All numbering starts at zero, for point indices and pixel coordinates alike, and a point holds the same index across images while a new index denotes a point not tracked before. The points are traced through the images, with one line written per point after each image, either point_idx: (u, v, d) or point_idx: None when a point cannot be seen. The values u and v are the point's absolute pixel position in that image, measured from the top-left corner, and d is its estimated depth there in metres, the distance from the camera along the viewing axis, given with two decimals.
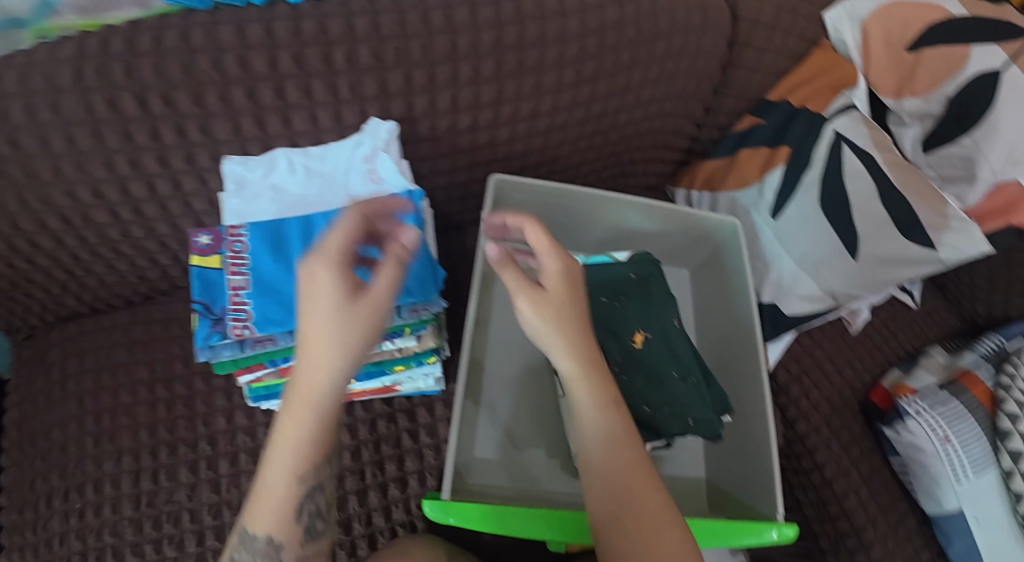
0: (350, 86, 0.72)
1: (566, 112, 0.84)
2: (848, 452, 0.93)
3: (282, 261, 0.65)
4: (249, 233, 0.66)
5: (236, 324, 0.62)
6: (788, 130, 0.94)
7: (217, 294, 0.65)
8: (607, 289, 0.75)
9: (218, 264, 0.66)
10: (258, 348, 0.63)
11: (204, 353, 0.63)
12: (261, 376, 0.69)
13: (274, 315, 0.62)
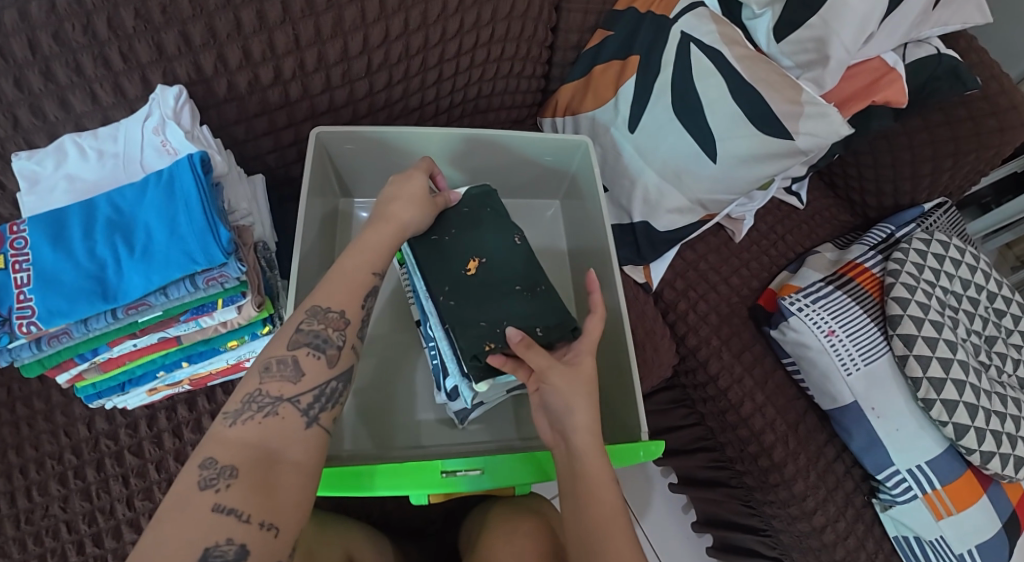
0: (122, 54, 0.65)
1: (383, 49, 0.78)
2: (740, 359, 0.91)
3: (64, 249, 0.58)
4: (30, 227, 0.59)
5: (21, 322, 0.55)
6: (635, 38, 0.90)
7: (4, 294, 0.56)
8: (437, 226, 0.72)
9: (2, 265, 0.57)
10: (56, 344, 0.58)
11: (2, 357, 0.58)
12: (80, 373, 0.64)
13: (61, 307, 0.56)
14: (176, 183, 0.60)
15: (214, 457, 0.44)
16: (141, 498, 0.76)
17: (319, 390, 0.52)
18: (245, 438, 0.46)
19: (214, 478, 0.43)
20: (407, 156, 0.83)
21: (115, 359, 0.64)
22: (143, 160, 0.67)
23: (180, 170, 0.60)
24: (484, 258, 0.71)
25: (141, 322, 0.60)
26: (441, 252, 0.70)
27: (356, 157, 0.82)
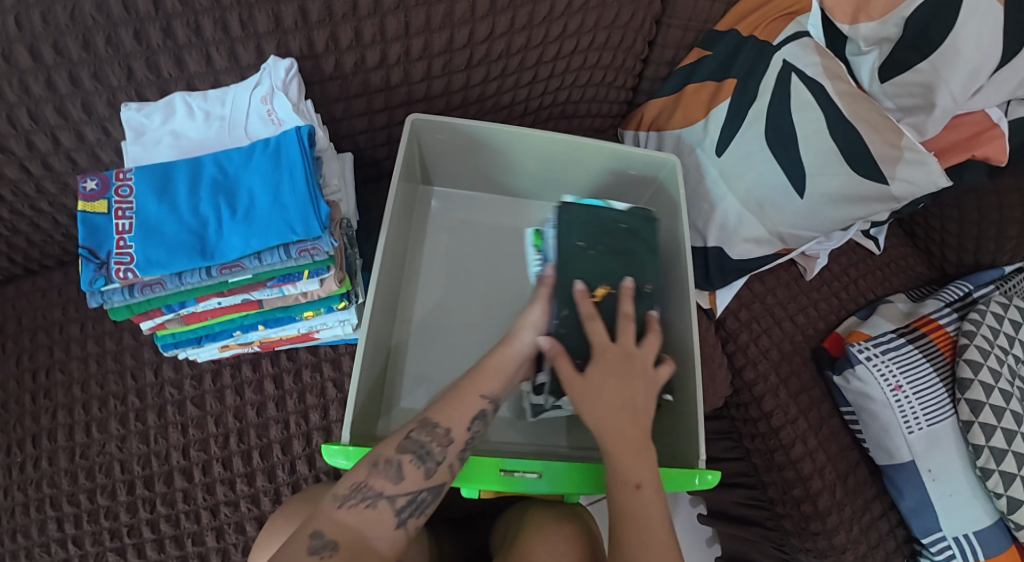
0: (241, 22, 0.67)
1: (485, 46, 0.78)
2: (796, 400, 0.89)
3: (168, 202, 0.60)
4: (137, 176, 0.61)
5: (119, 267, 0.57)
6: (734, 61, 0.88)
7: (104, 238, 0.58)
8: (586, 233, 0.73)
9: (105, 210, 0.60)
10: (148, 293, 0.59)
11: (95, 298, 0.59)
12: (163, 323, 0.65)
13: (158, 257, 0.57)
14: (281, 152, 0.62)
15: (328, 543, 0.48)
16: (196, 449, 0.77)
17: (414, 496, 0.54)
18: (347, 522, 0.50)
19: (319, 547, 0.47)
20: (499, 155, 0.84)
21: (198, 314, 0.65)
22: (247, 127, 0.69)
23: (287, 140, 0.62)
24: (612, 289, 0.70)
25: (231, 282, 0.61)
26: (576, 256, 0.71)
27: (446, 148, 0.83)
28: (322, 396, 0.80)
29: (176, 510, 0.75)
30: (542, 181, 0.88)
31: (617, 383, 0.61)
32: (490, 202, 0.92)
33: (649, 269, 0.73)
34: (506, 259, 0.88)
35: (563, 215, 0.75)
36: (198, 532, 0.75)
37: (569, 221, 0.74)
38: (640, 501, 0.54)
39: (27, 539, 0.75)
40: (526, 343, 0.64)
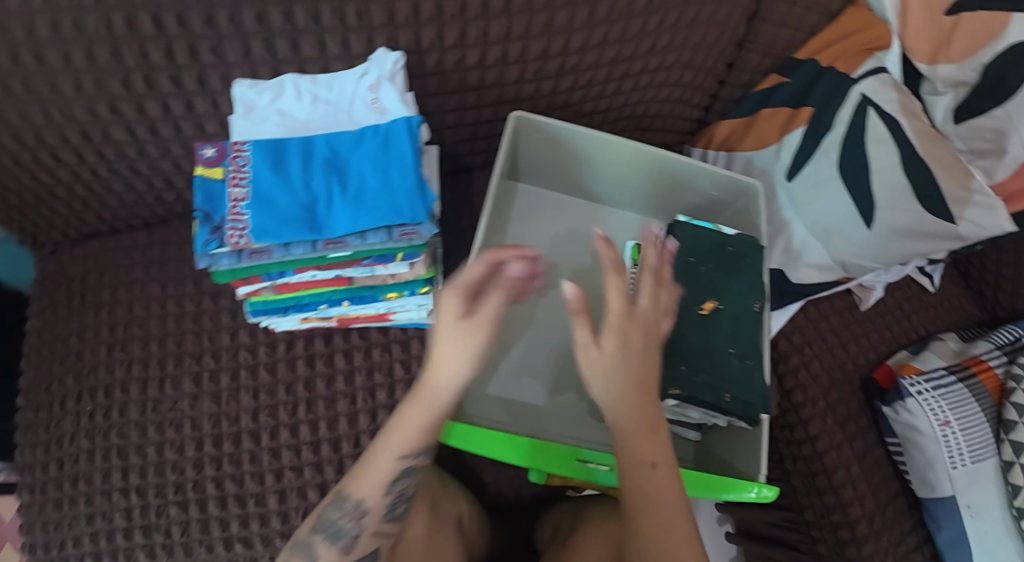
0: (358, 13, 0.70)
1: (578, 55, 0.82)
2: (842, 427, 0.90)
3: (283, 175, 0.63)
4: (252, 148, 0.64)
5: (234, 232, 0.60)
6: (811, 90, 0.90)
7: (219, 204, 0.62)
8: (697, 251, 0.74)
9: (221, 176, 0.64)
10: (255, 260, 0.62)
11: (203, 260, 0.61)
12: (259, 290, 0.68)
13: (270, 226, 0.60)
14: (390, 140, 0.65)
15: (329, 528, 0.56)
16: (266, 414, 0.80)
17: (389, 482, 0.56)
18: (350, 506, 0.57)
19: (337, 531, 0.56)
20: (588, 162, 0.86)
21: (291, 285, 0.68)
22: (353, 114, 0.72)
23: (397, 129, 0.65)
24: (722, 305, 0.72)
25: (331, 257, 0.64)
26: (686, 272, 0.73)
27: (536, 148, 0.85)
28: (390, 375, 0.83)
29: (241, 470, 0.78)
30: (625, 191, 0.90)
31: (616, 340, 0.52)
32: (571, 204, 0.94)
33: (761, 290, 0.74)
34: (582, 260, 0.90)
35: (675, 232, 0.76)
36: (260, 494, 0.78)
37: (685, 241, 0.75)
38: (655, 483, 0.49)
39: (91, 484, 0.80)
40: (492, 307, 0.52)
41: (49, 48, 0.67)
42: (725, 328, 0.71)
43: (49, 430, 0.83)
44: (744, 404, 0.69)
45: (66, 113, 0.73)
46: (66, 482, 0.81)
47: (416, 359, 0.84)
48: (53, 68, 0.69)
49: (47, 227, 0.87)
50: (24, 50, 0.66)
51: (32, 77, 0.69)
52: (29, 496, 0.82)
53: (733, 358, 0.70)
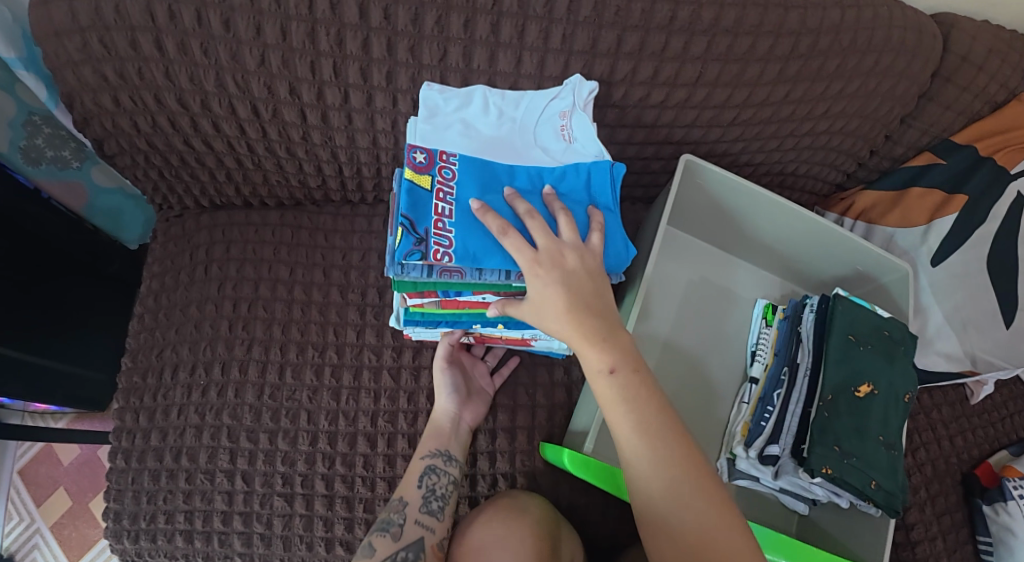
0: (563, 36, 0.69)
1: (755, 109, 0.81)
2: (940, 520, 0.89)
3: (489, 199, 0.63)
4: (460, 163, 0.64)
5: (439, 249, 0.59)
6: (968, 178, 0.88)
7: (422, 214, 0.61)
8: (857, 330, 0.74)
9: (426, 185, 0.62)
10: (445, 277, 0.61)
11: (394, 267, 0.60)
12: (425, 302, 0.67)
13: (475, 250, 0.60)
14: (592, 183, 0.67)
15: (405, 499, 0.69)
16: (385, 419, 0.79)
17: (447, 453, 0.74)
18: (418, 477, 0.72)
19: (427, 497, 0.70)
20: (742, 217, 0.85)
21: (456, 302, 0.67)
22: (538, 136, 0.71)
23: (600, 173, 0.67)
24: (876, 389, 0.72)
25: (514, 286, 0.64)
26: (848, 351, 0.73)
27: (697, 191, 0.83)
28: (512, 399, 0.82)
29: (353, 472, 0.77)
30: (771, 250, 0.89)
31: (610, 334, 0.59)
32: (708, 251, 0.93)
33: (911, 381, 0.74)
34: (711, 314, 0.89)
35: (837, 306, 0.75)
36: (370, 499, 0.77)
37: (847, 317, 0.75)
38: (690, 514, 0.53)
39: (193, 462, 0.78)
40: (579, 277, 0.59)
41: (240, 16, 0.65)
42: (878, 413, 0.71)
43: (155, 398, 0.81)
44: (887, 494, 0.69)
45: (241, 82, 0.71)
46: (167, 455, 0.79)
47: (540, 388, 0.82)
48: (240, 38, 0.67)
49: (182, 191, 0.85)
50: (212, 12, 0.65)
51: (217, 43, 0.67)
52: (122, 462, 0.79)
53: (882, 446, 0.70)
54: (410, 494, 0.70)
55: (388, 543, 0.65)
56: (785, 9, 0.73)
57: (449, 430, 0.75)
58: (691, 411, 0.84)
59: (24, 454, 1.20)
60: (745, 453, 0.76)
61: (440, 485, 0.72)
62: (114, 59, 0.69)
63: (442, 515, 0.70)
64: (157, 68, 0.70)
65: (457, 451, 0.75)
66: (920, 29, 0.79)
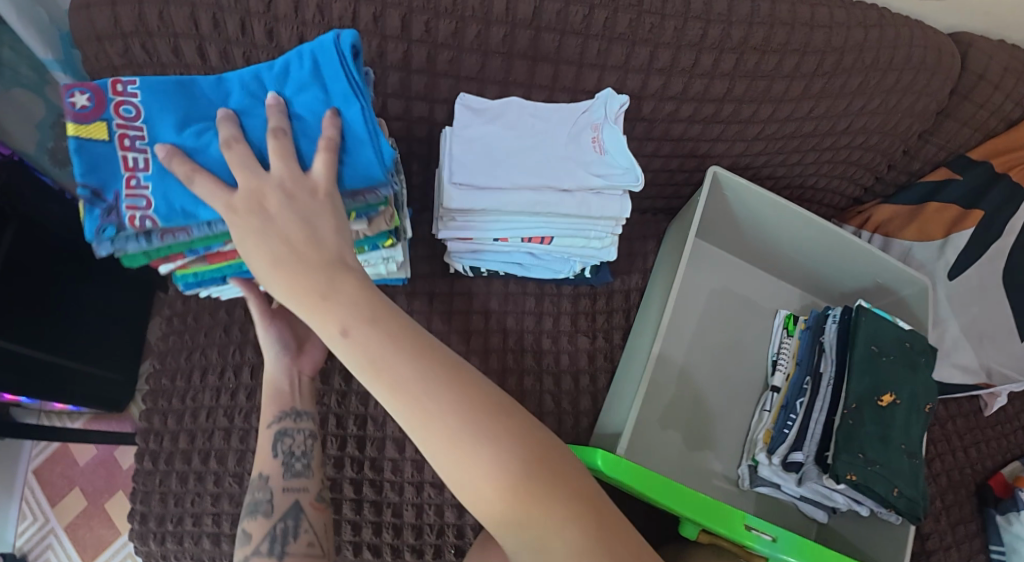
0: (598, 51, 0.71)
1: (780, 124, 0.82)
2: (954, 530, 0.90)
3: (188, 133, 0.52)
4: (143, 90, 0.52)
5: (134, 213, 0.50)
6: (984, 193, 0.90)
7: (110, 174, 0.51)
8: (879, 340, 0.76)
9: (101, 135, 0.51)
10: (168, 240, 0.52)
11: (102, 250, 0.51)
12: (185, 264, 0.60)
13: (178, 203, 0.51)
14: (320, 71, 0.54)
15: (263, 474, 0.59)
16: None
17: (294, 413, 0.63)
18: (268, 449, 0.61)
19: (291, 461, 0.60)
20: (763, 227, 0.87)
21: (223, 254, 0.59)
22: (568, 148, 0.72)
23: (319, 57, 0.53)
24: (899, 399, 0.74)
25: None
26: (871, 361, 0.74)
27: (722, 202, 0.85)
28: (539, 406, 0.82)
29: (381, 477, 0.78)
30: (793, 260, 0.91)
31: (328, 278, 0.46)
32: (729, 261, 0.95)
33: (932, 391, 0.76)
34: (730, 325, 0.91)
35: (861, 317, 0.77)
36: (398, 504, 0.78)
37: (870, 328, 0.76)
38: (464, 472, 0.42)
39: (222, 465, 0.79)
40: (289, 225, 0.47)
41: (283, 26, 0.67)
42: (900, 422, 0.73)
43: (184, 401, 0.82)
44: (908, 502, 0.70)
45: None
46: (196, 457, 0.79)
47: (567, 395, 0.84)
48: (282, 48, 0.69)
49: None
50: (256, 22, 0.67)
51: (260, 52, 0.69)
52: (149, 464, 0.80)
53: (904, 455, 0.72)
54: (266, 466, 0.60)
55: (262, 522, 0.56)
56: (811, 27, 0.75)
57: (290, 387, 0.65)
58: (713, 419, 0.85)
59: (40, 454, 1.20)
60: (768, 460, 0.77)
61: (299, 443, 0.62)
62: (155, 65, 0.70)
63: (312, 469, 0.61)
64: (197, 75, 0.71)
65: (305, 405, 0.65)
66: (940, 49, 0.81)
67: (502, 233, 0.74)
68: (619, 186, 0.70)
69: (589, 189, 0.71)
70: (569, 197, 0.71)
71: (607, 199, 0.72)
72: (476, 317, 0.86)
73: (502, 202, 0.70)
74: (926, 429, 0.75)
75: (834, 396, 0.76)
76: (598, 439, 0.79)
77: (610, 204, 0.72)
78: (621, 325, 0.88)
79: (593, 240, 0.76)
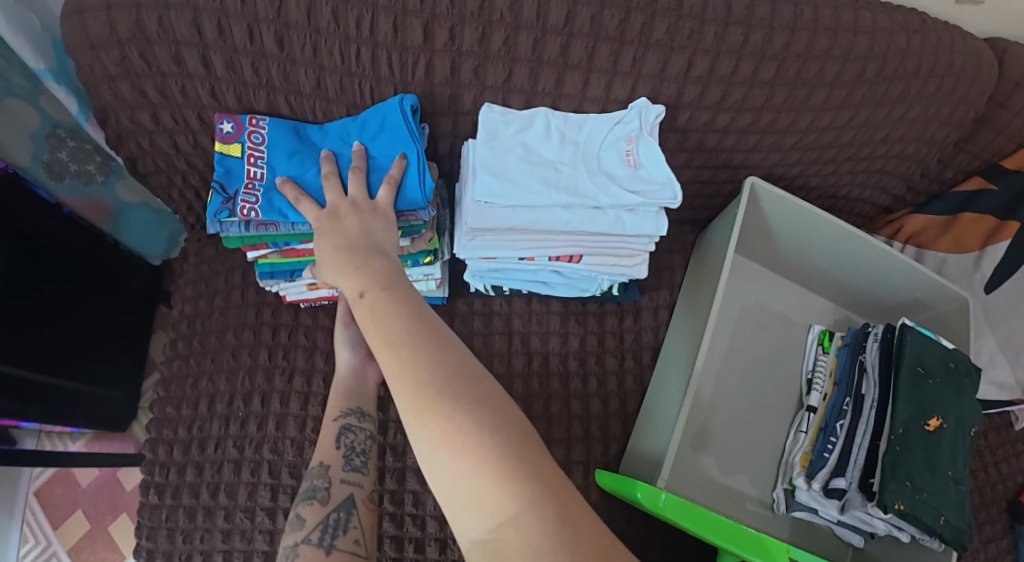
0: (633, 59, 0.67)
1: (818, 133, 0.79)
2: (986, 548, 0.88)
3: (296, 159, 0.64)
4: (269, 127, 0.65)
5: (245, 205, 0.61)
6: (1020, 203, 0.86)
7: (235, 180, 0.64)
8: (924, 361, 0.73)
9: (237, 153, 0.64)
10: (261, 231, 0.63)
11: (213, 227, 0.62)
12: (267, 254, 0.70)
13: (278, 205, 0.62)
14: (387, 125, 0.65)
15: (325, 462, 0.60)
16: None
17: (360, 411, 0.66)
18: (331, 438, 0.62)
19: (351, 456, 0.62)
20: (798, 240, 0.84)
21: (298, 251, 0.70)
22: (601, 162, 0.68)
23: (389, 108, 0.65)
24: (944, 422, 0.72)
25: None
26: (918, 384, 0.72)
27: (758, 215, 0.82)
28: (565, 432, 0.79)
29: (403, 510, 0.75)
30: (826, 274, 0.88)
31: (366, 266, 0.52)
32: (760, 274, 0.91)
33: (975, 414, 0.74)
34: (766, 340, 0.87)
35: (906, 337, 0.74)
36: (421, 539, 0.74)
37: (916, 349, 0.73)
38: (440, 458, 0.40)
39: (232, 500, 0.75)
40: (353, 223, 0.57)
41: (296, 34, 0.63)
42: (946, 447, 0.71)
43: (190, 431, 0.79)
44: (954, 530, 0.68)
45: (294, 103, 0.69)
46: (204, 491, 0.76)
47: (595, 419, 0.80)
48: (296, 57, 0.65)
49: None
50: (267, 30, 0.62)
51: (272, 63, 0.65)
52: (155, 498, 0.76)
53: (950, 481, 0.70)
54: (330, 456, 0.61)
55: (318, 509, 0.56)
56: (854, 33, 0.71)
57: (354, 387, 0.68)
58: (747, 440, 0.82)
59: (39, 476, 1.15)
60: (808, 486, 0.75)
61: (360, 441, 0.63)
62: (155, 75, 0.66)
63: (368, 468, 0.62)
64: (204, 87, 0.67)
65: (371, 408, 0.67)
66: (979, 55, 0.78)
67: (530, 251, 0.71)
68: (656, 203, 0.66)
69: (625, 206, 0.67)
70: (602, 215, 0.67)
71: (642, 217, 0.68)
72: (497, 338, 0.82)
73: (533, 220, 0.66)
74: (970, 453, 0.73)
75: (877, 419, 0.73)
76: (631, 465, 0.76)
77: (644, 222, 0.68)
78: (650, 344, 0.84)
79: (624, 257, 0.73)
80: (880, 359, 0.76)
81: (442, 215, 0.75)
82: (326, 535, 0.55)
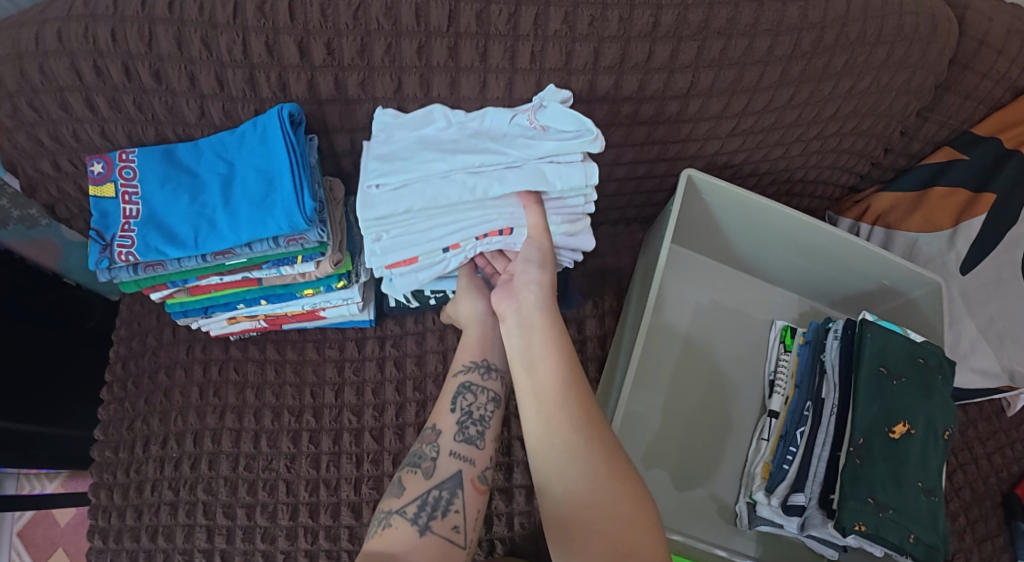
0: (531, 54, 0.62)
1: (756, 116, 0.73)
2: (982, 548, 0.81)
3: (170, 188, 0.61)
4: (140, 159, 0.62)
5: (120, 251, 0.58)
6: (993, 173, 0.80)
7: (112, 222, 0.60)
8: (889, 360, 0.66)
9: (112, 193, 0.61)
10: (151, 272, 0.61)
11: (101, 275, 0.60)
12: (171, 293, 0.66)
13: (154, 243, 0.58)
14: (269, 140, 0.61)
15: (438, 427, 0.60)
16: (369, 486, 0.74)
17: (485, 369, 0.65)
18: (447, 400, 0.62)
19: (466, 421, 0.60)
20: (748, 230, 0.78)
21: (202, 288, 0.66)
22: (506, 132, 0.60)
23: (272, 125, 0.60)
24: (913, 428, 0.65)
25: (229, 265, 0.62)
26: (881, 387, 0.65)
27: (699, 207, 0.76)
28: (508, 453, 0.75)
29: (339, 546, 0.72)
30: (787, 264, 0.81)
31: None
32: (713, 267, 0.86)
33: (951, 415, 0.67)
34: (722, 340, 0.82)
35: (866, 333, 0.67)
36: None
37: (877, 346, 0.67)
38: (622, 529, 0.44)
39: (169, 543, 0.72)
40: None
41: (171, 66, 0.59)
42: (917, 457, 0.64)
43: (127, 474, 0.75)
44: (927, 547, 0.61)
45: (185, 135, 0.65)
46: (143, 535, 0.73)
47: None
48: (175, 90, 0.61)
49: None
50: (139, 64, 0.59)
51: (151, 97, 0.61)
52: (100, 543, 0.73)
53: (922, 496, 0.62)
54: (444, 419, 0.60)
55: (420, 481, 0.55)
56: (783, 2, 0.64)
57: (483, 338, 0.67)
58: (705, 450, 0.77)
59: (19, 518, 1.16)
60: (767, 500, 0.68)
61: (478, 404, 0.62)
62: (46, 123, 0.62)
63: (483, 442, 0.60)
64: (92, 129, 0.63)
65: (497, 360, 0.66)
66: (935, 13, 0.70)
67: (452, 238, 0.61)
68: (576, 147, 0.57)
69: (542, 157, 0.57)
70: (517, 171, 0.57)
71: (566, 166, 0.58)
72: (431, 357, 0.80)
73: (435, 193, 0.57)
74: (944, 459, 0.66)
75: (838, 427, 0.67)
76: None
77: (570, 171, 0.58)
78: (595, 354, 0.79)
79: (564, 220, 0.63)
80: (840, 359, 0.70)
81: (356, 235, 0.72)
82: (423, 512, 0.52)
